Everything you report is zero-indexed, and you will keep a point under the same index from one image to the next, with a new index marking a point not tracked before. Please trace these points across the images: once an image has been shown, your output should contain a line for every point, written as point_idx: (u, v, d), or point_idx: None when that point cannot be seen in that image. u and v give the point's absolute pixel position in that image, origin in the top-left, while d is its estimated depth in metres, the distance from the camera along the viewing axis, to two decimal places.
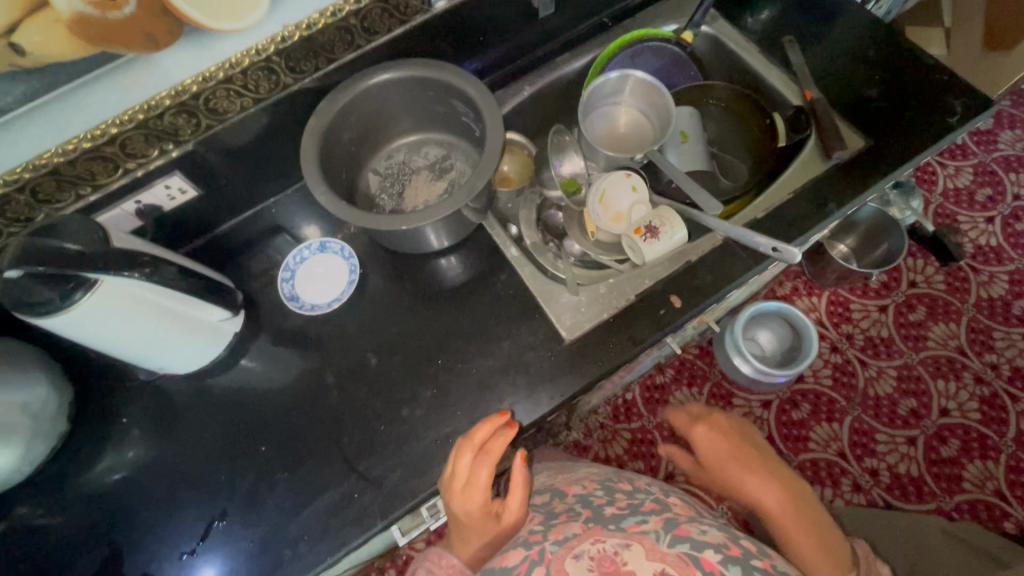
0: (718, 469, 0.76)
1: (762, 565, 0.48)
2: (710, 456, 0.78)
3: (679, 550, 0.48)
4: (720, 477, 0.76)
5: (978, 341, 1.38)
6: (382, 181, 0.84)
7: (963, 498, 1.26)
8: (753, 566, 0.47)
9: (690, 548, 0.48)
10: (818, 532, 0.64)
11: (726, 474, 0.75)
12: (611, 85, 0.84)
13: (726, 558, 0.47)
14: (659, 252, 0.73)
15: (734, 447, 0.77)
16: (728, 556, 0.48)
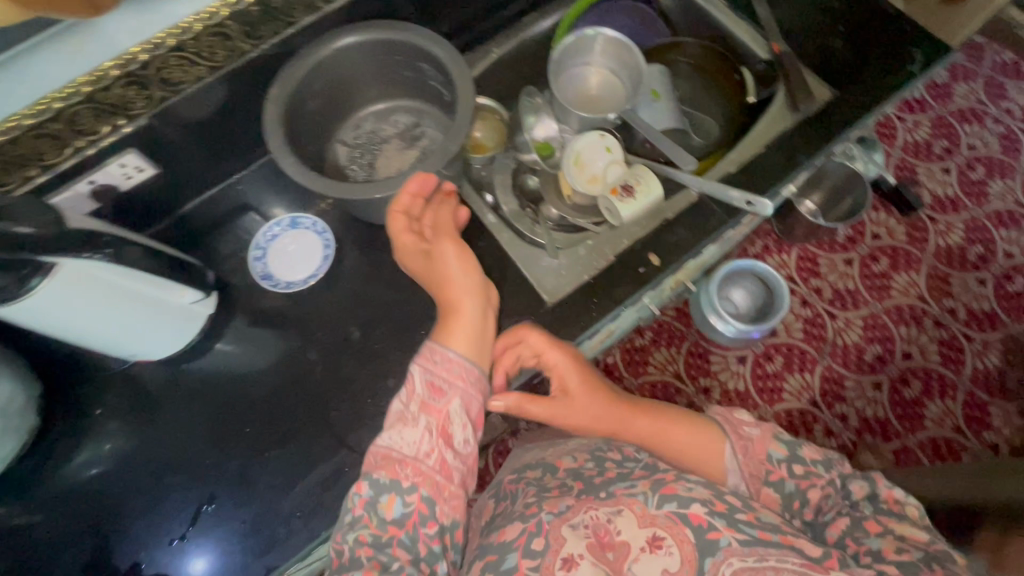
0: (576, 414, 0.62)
1: (747, 516, 0.48)
2: (569, 402, 0.62)
3: (667, 510, 0.48)
4: (579, 416, 0.62)
5: (937, 288, 1.45)
6: (352, 151, 0.81)
7: (924, 436, 1.34)
8: (737, 520, 0.47)
9: (677, 507, 0.48)
10: (692, 424, 0.61)
11: (599, 409, 0.62)
12: (581, 45, 0.83)
13: (712, 511, 0.48)
14: (636, 210, 0.74)
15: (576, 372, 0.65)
16: (715, 509, 0.48)
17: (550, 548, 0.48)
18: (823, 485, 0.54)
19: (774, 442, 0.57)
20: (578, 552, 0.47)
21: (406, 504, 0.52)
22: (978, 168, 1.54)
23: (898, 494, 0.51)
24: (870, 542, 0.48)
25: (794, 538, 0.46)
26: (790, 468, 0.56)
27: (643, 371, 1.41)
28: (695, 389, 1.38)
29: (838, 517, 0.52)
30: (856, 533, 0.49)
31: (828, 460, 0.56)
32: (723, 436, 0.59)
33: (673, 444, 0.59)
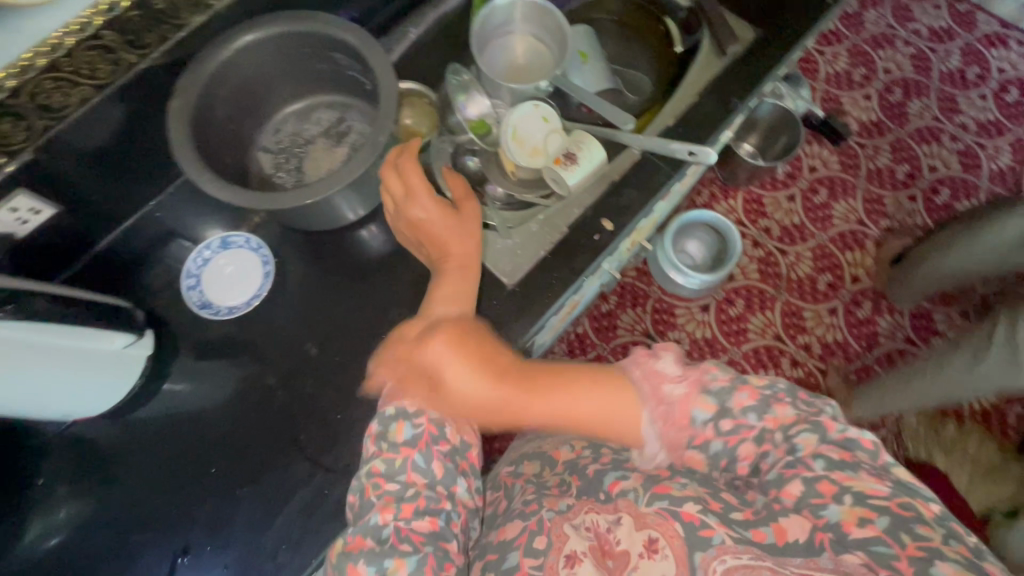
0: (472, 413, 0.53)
1: (742, 513, 0.45)
2: (468, 407, 0.52)
3: (657, 508, 0.46)
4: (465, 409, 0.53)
5: (874, 210, 1.51)
6: (276, 158, 0.76)
7: (881, 351, 1.41)
8: (733, 519, 0.44)
9: (668, 504, 0.46)
10: (605, 393, 0.51)
11: (491, 404, 0.52)
12: (501, 14, 0.80)
13: (705, 508, 0.45)
14: (581, 177, 0.72)
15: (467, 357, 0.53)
16: (707, 506, 0.45)
17: (552, 545, 0.49)
18: (764, 446, 0.48)
19: (699, 400, 0.50)
20: (580, 549, 0.47)
21: (416, 427, 0.53)
22: (896, 90, 1.61)
23: (850, 438, 0.46)
24: (828, 514, 0.42)
25: (786, 524, 0.43)
26: (716, 428, 0.50)
27: (613, 335, 1.43)
28: None
29: (787, 479, 0.45)
30: (813, 501, 0.43)
31: (764, 405, 0.49)
32: (639, 403, 0.51)
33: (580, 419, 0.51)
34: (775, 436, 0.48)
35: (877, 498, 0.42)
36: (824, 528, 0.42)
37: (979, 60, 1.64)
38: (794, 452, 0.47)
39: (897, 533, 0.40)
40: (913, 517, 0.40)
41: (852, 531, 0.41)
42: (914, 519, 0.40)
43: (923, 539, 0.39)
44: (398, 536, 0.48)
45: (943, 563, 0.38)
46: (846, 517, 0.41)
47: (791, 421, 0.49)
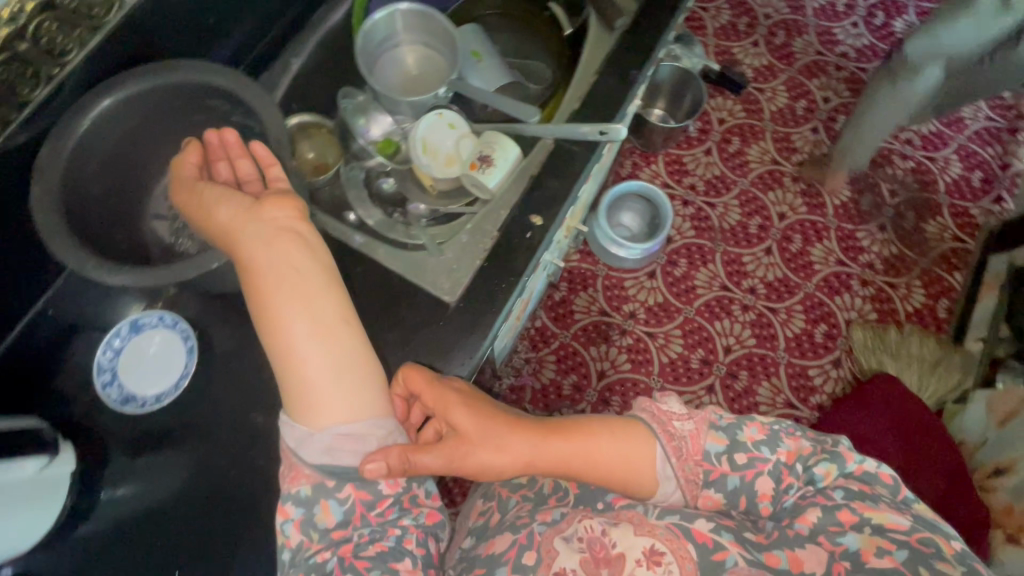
0: (466, 446, 0.55)
1: (757, 538, 0.53)
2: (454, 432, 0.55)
3: (669, 522, 0.53)
4: (480, 466, 0.55)
5: (785, 148, 1.59)
6: (173, 224, 0.69)
7: (819, 277, 1.49)
8: (746, 538, 0.52)
9: (680, 520, 0.53)
10: (621, 441, 0.58)
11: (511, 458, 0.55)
12: (382, 28, 0.76)
13: (716, 526, 0.52)
14: (501, 178, 0.70)
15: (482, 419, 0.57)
16: (720, 526, 0.53)
17: (542, 562, 0.53)
18: (789, 479, 0.57)
19: (710, 434, 0.59)
20: (569, 565, 0.51)
21: (342, 503, 0.54)
22: (780, 32, 1.69)
23: (869, 472, 0.56)
24: (846, 541, 0.50)
25: (802, 557, 0.50)
26: (732, 458, 0.58)
27: (572, 321, 1.44)
28: (623, 317, 1.44)
29: (808, 510, 0.54)
30: (830, 528, 0.51)
31: (773, 438, 0.59)
32: (653, 440, 0.58)
33: (588, 459, 0.56)
34: (798, 469, 0.57)
35: (896, 532, 0.49)
36: (841, 556, 0.49)
37: None
38: (817, 484, 0.56)
39: (914, 566, 0.47)
40: (931, 553, 0.48)
41: (870, 560, 0.48)
42: (932, 555, 0.48)
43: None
44: (341, 569, 0.51)
45: None
46: (864, 547, 0.49)
47: (808, 451, 0.59)
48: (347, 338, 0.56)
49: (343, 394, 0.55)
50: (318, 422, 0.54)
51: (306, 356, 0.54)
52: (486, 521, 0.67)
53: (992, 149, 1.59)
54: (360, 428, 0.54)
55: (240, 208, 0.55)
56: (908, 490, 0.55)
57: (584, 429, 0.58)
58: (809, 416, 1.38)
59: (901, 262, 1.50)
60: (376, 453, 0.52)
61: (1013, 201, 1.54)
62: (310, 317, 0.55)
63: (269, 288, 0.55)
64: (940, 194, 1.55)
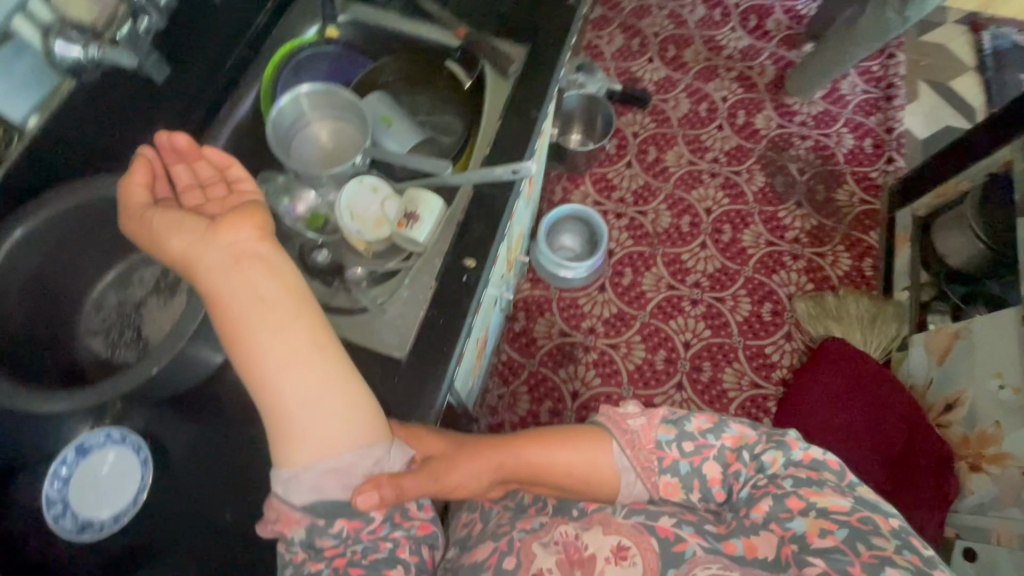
0: (444, 466, 0.61)
1: (717, 530, 0.59)
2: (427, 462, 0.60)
3: (634, 521, 0.60)
4: (455, 484, 0.61)
5: (698, 149, 1.70)
6: (108, 337, 0.68)
7: (755, 259, 1.58)
8: (706, 529, 0.59)
9: (645, 519, 0.60)
10: (576, 445, 0.64)
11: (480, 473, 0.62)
12: (290, 110, 0.80)
13: (676, 521, 0.59)
14: (429, 230, 0.74)
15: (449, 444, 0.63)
16: (681, 521, 0.59)
17: (521, 565, 0.58)
18: (738, 466, 0.62)
19: (661, 426, 0.65)
20: (547, 565, 0.57)
21: (335, 530, 0.54)
22: (670, 47, 1.84)
23: (817, 461, 0.60)
24: (794, 526, 0.54)
25: (756, 543, 0.55)
26: (680, 447, 0.63)
27: (536, 348, 1.47)
28: (584, 334, 1.48)
29: (760, 499, 0.58)
30: (781, 515, 0.56)
31: (718, 427, 0.64)
32: (613, 444, 0.65)
33: (550, 461, 0.63)
34: (748, 458, 0.62)
35: (838, 513, 0.54)
36: (790, 540, 0.54)
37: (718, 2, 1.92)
38: (766, 471, 0.61)
39: (853, 543, 0.51)
40: (869, 530, 0.52)
41: (814, 541, 0.52)
42: (870, 532, 0.52)
43: (875, 548, 0.51)
44: None
45: (893, 566, 0.49)
46: (809, 529, 0.54)
47: (754, 440, 0.64)
48: (324, 364, 0.53)
49: (325, 425, 0.53)
50: (299, 454, 0.52)
51: (282, 390, 0.51)
52: (469, 529, 0.71)
53: (876, 118, 1.75)
54: (345, 461, 0.53)
55: (194, 237, 0.52)
56: (851, 475, 0.60)
57: (544, 437, 0.65)
58: (775, 391, 1.44)
59: (822, 232, 1.61)
60: (369, 486, 0.53)
61: (904, 160, 1.70)
62: (280, 347, 0.52)
63: (236, 319, 0.52)
64: (841, 165, 1.69)
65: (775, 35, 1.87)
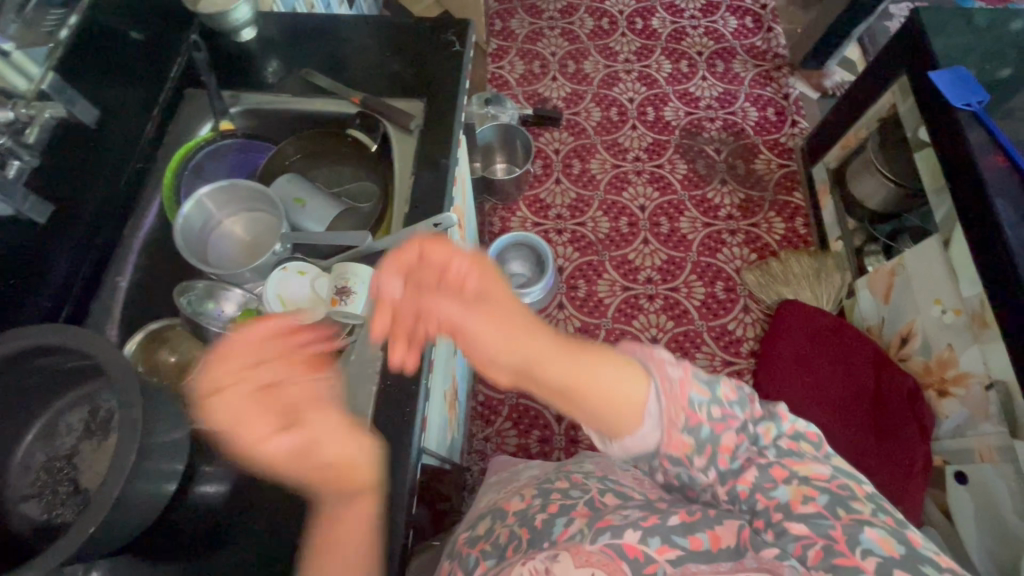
0: (470, 312, 0.62)
1: (682, 521, 0.59)
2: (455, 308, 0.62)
3: (603, 545, 0.58)
4: (478, 330, 0.62)
5: (618, 151, 1.76)
6: (43, 498, 0.61)
7: (697, 243, 1.63)
8: (671, 527, 0.58)
9: (610, 538, 0.58)
10: (620, 374, 0.61)
11: (516, 339, 0.61)
12: (199, 214, 0.78)
13: (643, 535, 0.58)
14: (364, 300, 0.72)
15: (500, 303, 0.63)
16: (646, 533, 0.58)
17: None
18: (742, 438, 0.64)
19: (696, 386, 0.63)
20: None
21: None
22: (569, 62, 1.91)
23: (797, 432, 0.66)
24: (779, 494, 0.60)
25: (720, 535, 0.58)
26: (709, 411, 0.62)
27: None
28: None
29: (746, 469, 0.63)
30: (766, 485, 0.61)
31: (742, 400, 0.65)
32: (648, 387, 0.61)
33: (599, 376, 0.60)
34: (748, 428, 0.65)
35: (819, 480, 0.61)
36: (775, 507, 0.60)
37: (603, 12, 2.02)
38: (758, 442, 0.65)
39: (834, 507, 0.58)
40: (847, 496, 0.59)
41: (798, 508, 0.59)
42: (849, 497, 0.59)
43: (853, 511, 0.57)
44: None
45: (870, 525, 0.56)
46: (793, 496, 0.60)
47: (758, 414, 0.66)
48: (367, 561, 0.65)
49: None
50: None
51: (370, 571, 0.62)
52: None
53: (772, 87, 1.86)
54: None
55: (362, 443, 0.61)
56: (827, 446, 0.66)
57: (595, 349, 0.63)
58: (747, 364, 1.48)
59: (751, 203, 1.68)
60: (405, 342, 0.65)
61: (806, 120, 1.81)
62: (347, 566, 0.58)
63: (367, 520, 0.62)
64: (752, 137, 1.78)
65: (662, 31, 1.97)
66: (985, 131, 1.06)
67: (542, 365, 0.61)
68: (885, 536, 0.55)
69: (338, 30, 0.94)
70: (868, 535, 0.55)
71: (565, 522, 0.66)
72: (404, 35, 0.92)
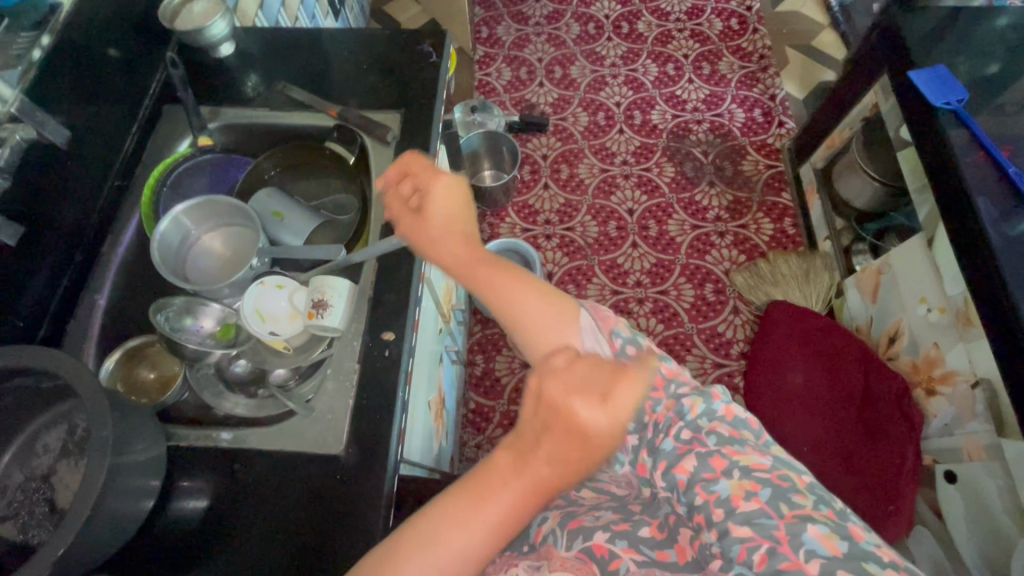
0: (421, 219, 0.71)
1: (651, 534, 0.61)
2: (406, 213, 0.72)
3: (576, 551, 0.60)
4: (426, 234, 0.71)
5: (606, 155, 1.76)
6: (19, 518, 0.61)
7: (685, 245, 1.63)
8: (640, 536, 0.61)
9: (584, 541, 0.61)
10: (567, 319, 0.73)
11: (454, 245, 0.71)
12: (176, 232, 0.78)
13: (611, 535, 0.61)
14: (340, 314, 0.72)
15: (456, 225, 0.72)
16: (616, 534, 0.61)
17: None
18: (659, 397, 0.70)
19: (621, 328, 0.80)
20: None
21: None
22: (556, 68, 1.92)
23: (739, 425, 0.66)
24: (719, 489, 0.59)
25: (683, 547, 0.60)
26: (624, 343, 0.78)
27: (501, 387, 1.46)
28: None
29: (685, 457, 0.63)
30: (706, 478, 0.60)
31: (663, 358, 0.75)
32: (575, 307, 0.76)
33: (525, 300, 0.72)
34: (675, 393, 0.70)
35: (760, 471, 0.59)
36: (716, 503, 0.58)
37: (589, 17, 2.03)
38: (687, 415, 0.67)
39: (777, 504, 0.56)
40: (788, 488, 0.58)
41: (740, 504, 0.57)
42: (790, 489, 0.58)
43: (796, 507, 0.56)
44: None
45: (813, 521, 0.55)
46: (735, 491, 0.58)
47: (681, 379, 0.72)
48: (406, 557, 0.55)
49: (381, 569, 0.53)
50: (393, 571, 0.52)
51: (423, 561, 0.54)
52: None
53: (758, 89, 1.86)
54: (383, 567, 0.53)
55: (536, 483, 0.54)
56: (768, 434, 0.67)
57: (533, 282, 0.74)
58: (738, 366, 1.48)
59: (739, 204, 1.69)
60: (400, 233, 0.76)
61: (792, 121, 1.81)
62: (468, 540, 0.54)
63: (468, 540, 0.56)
64: (739, 138, 1.78)
65: (649, 34, 1.98)
66: (964, 129, 1.06)
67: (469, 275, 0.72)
68: (827, 533, 0.54)
69: (315, 44, 0.94)
70: (810, 533, 0.54)
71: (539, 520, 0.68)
72: (382, 48, 0.93)
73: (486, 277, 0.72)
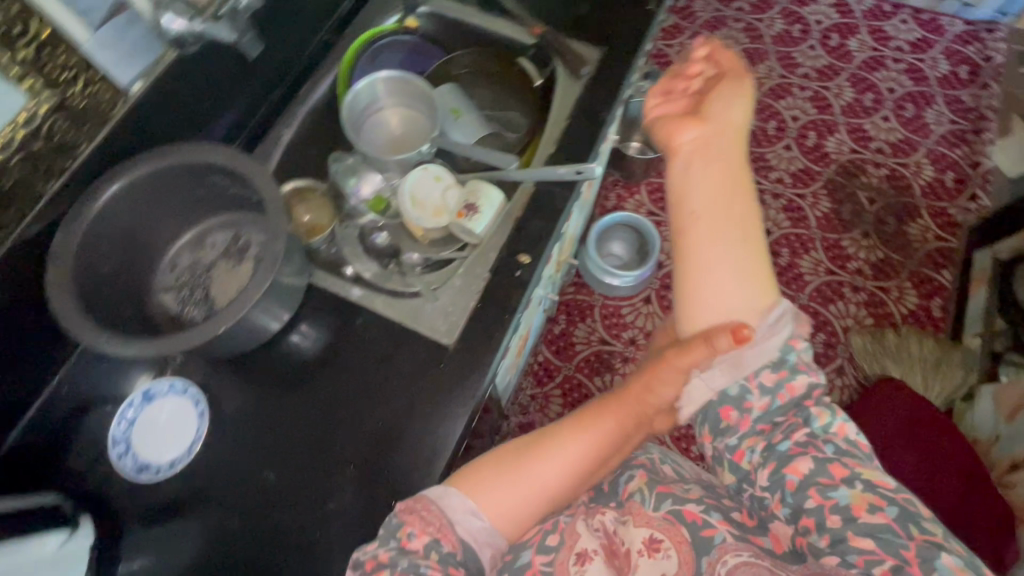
0: (716, 97, 0.74)
1: (742, 518, 0.65)
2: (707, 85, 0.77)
3: (666, 510, 0.68)
4: (718, 106, 0.73)
5: (762, 167, 1.65)
6: (179, 293, 0.72)
7: (812, 287, 1.51)
8: (732, 517, 0.65)
9: (672, 504, 0.68)
10: (755, 283, 0.65)
11: (727, 134, 0.72)
12: (365, 96, 0.82)
13: (703, 505, 0.66)
14: (486, 222, 0.74)
15: (735, 131, 0.73)
16: (709, 506, 0.66)
17: (565, 543, 0.66)
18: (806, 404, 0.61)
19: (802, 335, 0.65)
20: (589, 548, 0.65)
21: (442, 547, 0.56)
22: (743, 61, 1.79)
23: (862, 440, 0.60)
24: (838, 496, 0.55)
25: (761, 539, 0.61)
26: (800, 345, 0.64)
27: (574, 353, 1.46)
28: (624, 344, 1.46)
29: (800, 458, 0.58)
30: (824, 483, 0.56)
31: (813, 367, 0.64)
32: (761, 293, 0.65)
33: (733, 224, 0.66)
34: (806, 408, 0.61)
35: (885, 488, 0.55)
36: (833, 508, 0.55)
37: (799, 17, 1.85)
38: (813, 424, 0.60)
39: (906, 524, 0.53)
40: (915, 512, 0.54)
41: (862, 515, 0.54)
42: (918, 515, 0.54)
43: (927, 532, 0.52)
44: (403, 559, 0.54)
45: (943, 550, 0.51)
46: (855, 501, 0.55)
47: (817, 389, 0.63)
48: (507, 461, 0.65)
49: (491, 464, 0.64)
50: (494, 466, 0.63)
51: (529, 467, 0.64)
52: None
53: (960, 151, 1.64)
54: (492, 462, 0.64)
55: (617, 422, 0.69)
56: None
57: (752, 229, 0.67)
58: None
59: (887, 265, 1.53)
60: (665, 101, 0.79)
61: (988, 198, 1.59)
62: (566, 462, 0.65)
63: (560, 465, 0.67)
64: (916, 197, 1.60)
65: (858, 55, 1.78)
66: None
67: (713, 158, 0.70)
68: (961, 566, 0.50)
69: None
70: (944, 563, 0.50)
71: (626, 479, 0.76)
72: None
73: (724, 182, 0.68)
